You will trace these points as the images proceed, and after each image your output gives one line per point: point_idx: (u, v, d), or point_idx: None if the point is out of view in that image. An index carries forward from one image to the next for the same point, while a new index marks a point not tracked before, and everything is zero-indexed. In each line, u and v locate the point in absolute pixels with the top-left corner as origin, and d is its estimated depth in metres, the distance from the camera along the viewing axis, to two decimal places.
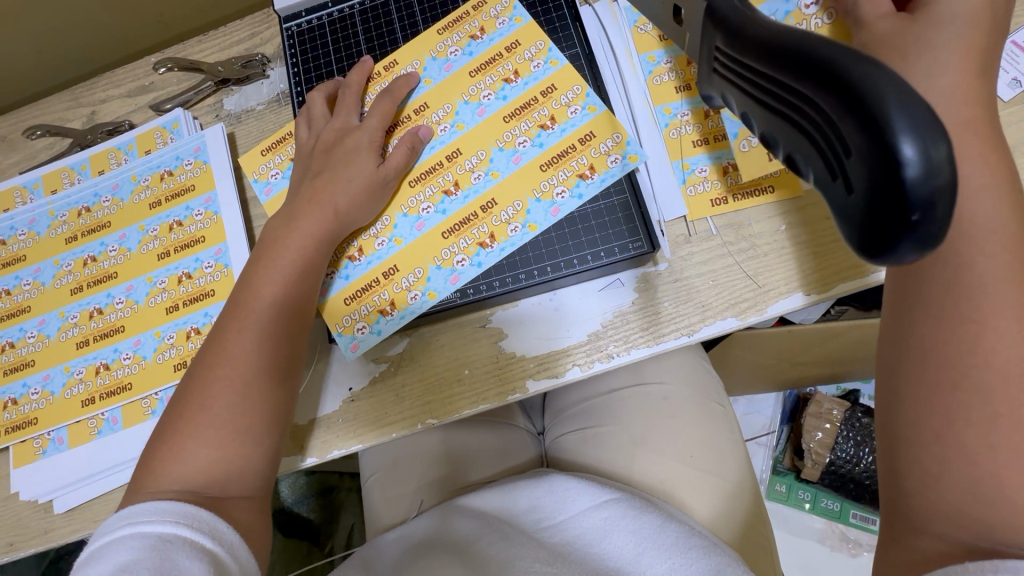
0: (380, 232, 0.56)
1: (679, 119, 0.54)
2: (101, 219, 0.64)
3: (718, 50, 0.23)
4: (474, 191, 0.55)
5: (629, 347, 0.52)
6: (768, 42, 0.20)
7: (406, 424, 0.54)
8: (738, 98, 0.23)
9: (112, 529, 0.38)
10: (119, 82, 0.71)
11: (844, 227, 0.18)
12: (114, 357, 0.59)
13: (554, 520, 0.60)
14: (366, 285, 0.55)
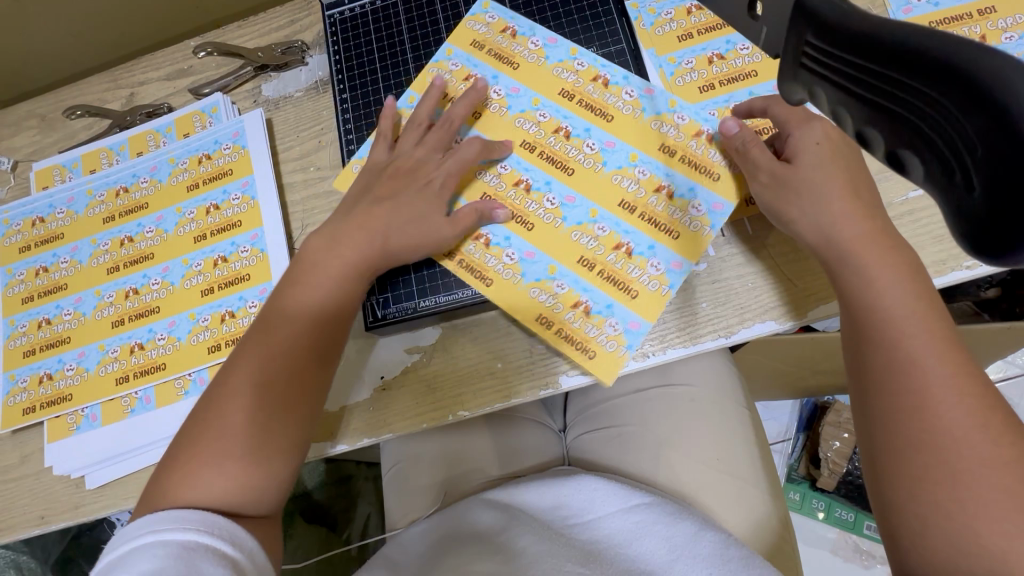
0: (615, 215, 0.54)
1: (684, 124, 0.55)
2: (139, 200, 0.64)
3: (806, 46, 0.23)
4: (601, 131, 0.56)
5: (665, 347, 0.52)
6: (873, 37, 0.20)
7: (436, 415, 0.54)
8: (828, 94, 0.22)
9: (132, 536, 0.38)
10: (158, 65, 0.71)
11: (962, 226, 0.18)
12: (148, 337, 0.60)
13: (582, 519, 0.61)
14: (675, 208, 0.53)
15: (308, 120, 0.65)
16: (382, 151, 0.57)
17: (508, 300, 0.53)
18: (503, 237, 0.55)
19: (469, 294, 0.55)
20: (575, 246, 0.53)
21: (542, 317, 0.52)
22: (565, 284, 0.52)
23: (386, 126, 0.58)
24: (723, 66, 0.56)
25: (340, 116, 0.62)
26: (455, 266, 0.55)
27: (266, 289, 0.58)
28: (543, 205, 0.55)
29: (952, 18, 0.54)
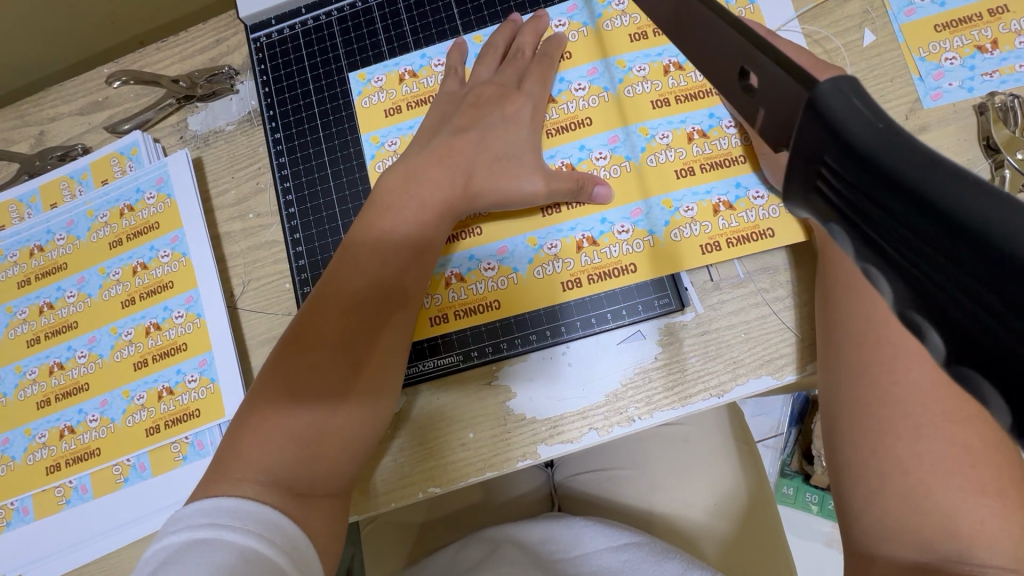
0: (643, 82, 0.50)
1: (658, 142, 0.49)
2: (56, 260, 0.57)
3: (823, 169, 0.17)
4: (581, 72, 0.51)
5: (652, 409, 0.47)
6: (929, 198, 0.14)
7: (403, 494, 0.48)
8: (864, 246, 0.16)
9: (193, 527, 0.35)
10: (68, 97, 0.63)
11: None
12: (79, 420, 0.53)
13: (569, 555, 0.56)
14: (687, 91, 0.49)
15: (243, 158, 0.57)
16: (455, 87, 0.51)
17: (689, 260, 0.47)
18: (570, 229, 0.49)
19: (431, 365, 0.49)
20: (665, 168, 0.48)
21: (708, 251, 0.47)
22: (690, 204, 0.47)
23: (455, 62, 0.52)
24: (681, 79, 0.49)
25: (273, 158, 0.55)
26: (561, 294, 0.48)
27: (206, 360, 0.52)
28: (600, 168, 0.49)
29: (960, 19, 0.48)
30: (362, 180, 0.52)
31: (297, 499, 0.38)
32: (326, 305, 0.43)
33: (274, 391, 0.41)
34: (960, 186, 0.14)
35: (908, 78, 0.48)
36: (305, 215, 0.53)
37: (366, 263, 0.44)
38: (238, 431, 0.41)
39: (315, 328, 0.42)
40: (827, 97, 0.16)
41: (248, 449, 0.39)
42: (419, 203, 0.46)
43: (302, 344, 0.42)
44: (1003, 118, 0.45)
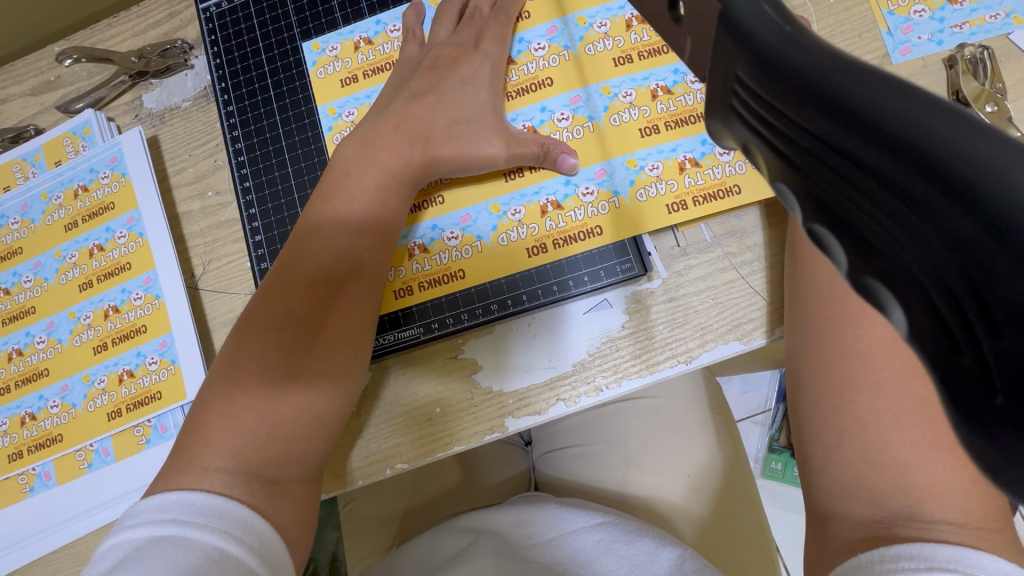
0: (604, 40, 0.48)
1: (622, 101, 0.47)
2: (11, 244, 0.55)
3: (736, 83, 0.16)
4: (540, 32, 0.49)
5: (619, 378, 0.46)
6: (841, 102, 0.13)
7: (368, 471, 0.47)
8: (777, 164, 0.16)
9: (155, 522, 0.34)
10: (19, 77, 0.61)
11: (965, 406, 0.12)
12: (40, 406, 0.52)
13: (544, 537, 0.55)
14: (648, 48, 0.48)
15: (200, 134, 0.56)
16: (414, 51, 0.49)
17: (656, 221, 0.46)
18: (534, 193, 0.47)
19: (392, 338, 0.48)
20: (629, 127, 0.47)
21: (674, 210, 0.46)
22: (656, 162, 0.46)
23: (411, 23, 0.50)
24: (643, 32, 0.48)
25: (227, 132, 0.53)
26: (527, 260, 0.47)
27: (167, 341, 0.51)
28: (562, 129, 0.48)
29: None
30: (318, 152, 0.51)
31: (264, 487, 0.38)
32: (284, 280, 0.42)
33: (234, 367, 0.40)
34: (870, 85, 0.13)
35: (876, 32, 0.47)
36: (261, 189, 0.51)
37: (322, 236, 0.43)
38: (200, 408, 0.40)
39: (275, 301, 0.41)
40: (740, 8, 0.16)
41: (210, 428, 0.38)
42: (375, 173, 0.44)
43: (262, 318, 0.41)
44: (972, 70, 0.44)
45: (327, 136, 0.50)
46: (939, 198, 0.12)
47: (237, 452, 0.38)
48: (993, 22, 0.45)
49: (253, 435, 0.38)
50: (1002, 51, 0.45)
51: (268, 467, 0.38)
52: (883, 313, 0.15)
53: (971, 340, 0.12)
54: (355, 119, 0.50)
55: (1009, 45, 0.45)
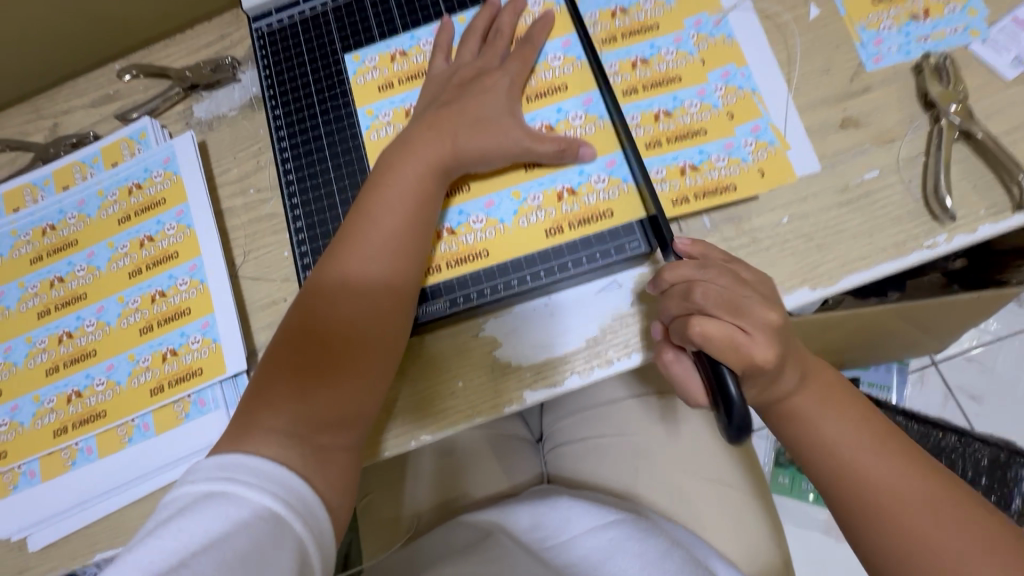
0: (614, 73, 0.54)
1: (628, 122, 0.53)
2: (67, 237, 0.60)
3: None
4: (554, 46, 0.55)
5: (630, 351, 0.50)
6: None
7: (396, 441, 0.51)
8: None
9: (212, 479, 0.37)
10: (82, 92, 0.67)
11: None
12: (86, 384, 0.56)
13: (557, 540, 0.57)
14: (653, 83, 0.53)
15: (245, 139, 0.62)
16: (442, 66, 0.56)
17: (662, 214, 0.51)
18: (551, 180, 0.52)
19: (420, 312, 0.51)
20: (636, 142, 0.52)
21: (677, 204, 0.50)
22: (659, 168, 0.51)
23: (442, 42, 0.56)
24: (647, 71, 0.54)
25: (274, 133, 0.59)
26: (545, 240, 0.51)
27: (209, 322, 0.55)
28: (576, 127, 0.53)
29: None
30: (356, 150, 0.56)
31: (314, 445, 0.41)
32: (335, 277, 0.46)
33: (293, 350, 0.44)
34: None
35: (851, 45, 0.53)
36: (303, 182, 0.57)
37: (370, 223, 0.47)
38: (263, 373, 0.44)
39: (329, 291, 0.46)
40: None
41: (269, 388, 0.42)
42: (413, 163, 0.49)
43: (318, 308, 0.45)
44: (936, 76, 0.50)
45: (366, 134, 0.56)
46: None
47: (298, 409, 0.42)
48: (953, 35, 0.51)
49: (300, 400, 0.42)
50: (963, 60, 0.51)
51: (320, 429, 0.42)
52: None
53: None
54: (392, 116, 0.56)
55: (968, 55, 0.51)
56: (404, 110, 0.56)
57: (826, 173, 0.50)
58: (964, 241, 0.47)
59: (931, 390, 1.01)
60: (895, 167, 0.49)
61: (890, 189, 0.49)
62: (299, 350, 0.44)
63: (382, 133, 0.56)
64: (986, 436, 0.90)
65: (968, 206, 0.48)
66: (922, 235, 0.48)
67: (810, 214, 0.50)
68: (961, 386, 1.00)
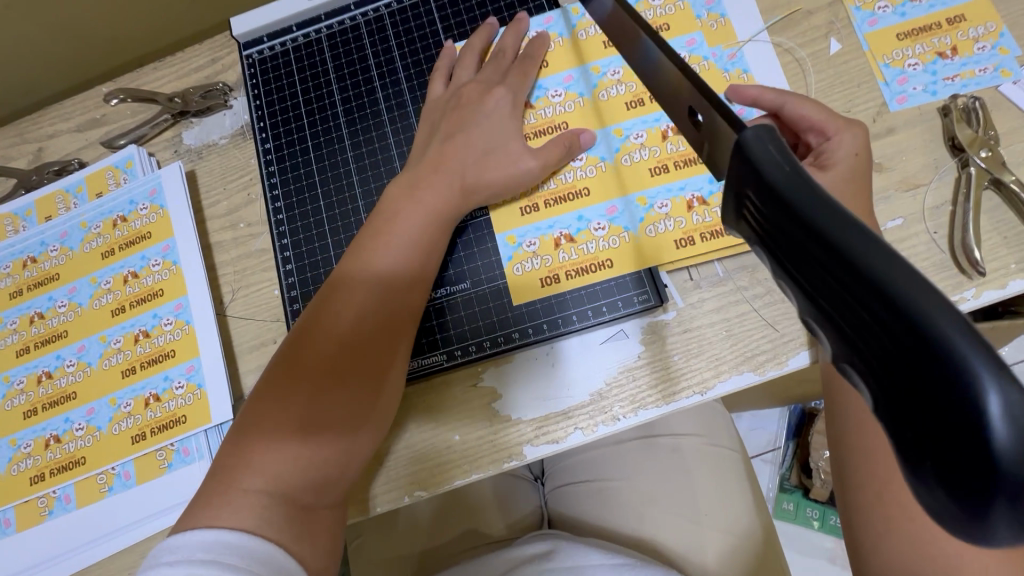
0: (621, 91, 0.51)
1: (632, 142, 0.50)
2: (49, 270, 0.58)
3: (745, 199, 0.21)
4: (551, 80, 0.53)
5: (636, 408, 0.47)
6: (815, 224, 0.18)
7: (390, 496, 0.48)
8: (770, 260, 0.20)
9: (193, 562, 0.33)
10: (67, 115, 0.65)
11: (902, 464, 0.16)
12: (65, 429, 0.53)
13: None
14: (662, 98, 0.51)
15: (235, 170, 0.59)
16: (441, 90, 0.54)
17: (667, 253, 0.48)
18: (548, 226, 0.50)
19: (416, 364, 0.49)
20: (640, 166, 0.50)
21: (682, 245, 0.48)
22: (665, 201, 0.49)
23: (443, 65, 0.55)
24: None
25: (264, 167, 0.56)
26: (541, 289, 0.49)
27: (194, 366, 0.52)
28: (576, 168, 0.51)
29: (921, 28, 0.50)
30: (350, 187, 0.54)
31: (301, 515, 0.38)
32: (350, 292, 0.43)
33: (298, 367, 0.41)
34: (817, 202, 0.18)
35: (873, 83, 0.50)
36: (293, 222, 0.54)
37: (377, 263, 0.44)
38: (257, 424, 0.40)
39: (337, 308, 0.43)
40: (750, 141, 0.20)
41: (247, 451, 0.39)
42: (410, 202, 0.47)
43: (329, 322, 0.42)
44: (966, 119, 0.47)
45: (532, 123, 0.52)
46: (874, 299, 0.16)
47: (279, 471, 0.38)
48: (983, 75, 0.49)
49: (297, 441, 0.39)
50: (993, 101, 0.48)
51: (305, 492, 0.39)
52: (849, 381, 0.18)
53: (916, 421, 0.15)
54: (546, 118, 0.52)
55: (998, 96, 0.48)
56: (577, 100, 0.52)
57: None
58: (993, 297, 0.44)
59: None
60: (920, 216, 0.47)
61: (915, 239, 0.46)
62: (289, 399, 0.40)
63: (557, 117, 0.52)
64: None
65: (999, 258, 0.45)
66: (950, 288, 0.45)
67: None
68: None
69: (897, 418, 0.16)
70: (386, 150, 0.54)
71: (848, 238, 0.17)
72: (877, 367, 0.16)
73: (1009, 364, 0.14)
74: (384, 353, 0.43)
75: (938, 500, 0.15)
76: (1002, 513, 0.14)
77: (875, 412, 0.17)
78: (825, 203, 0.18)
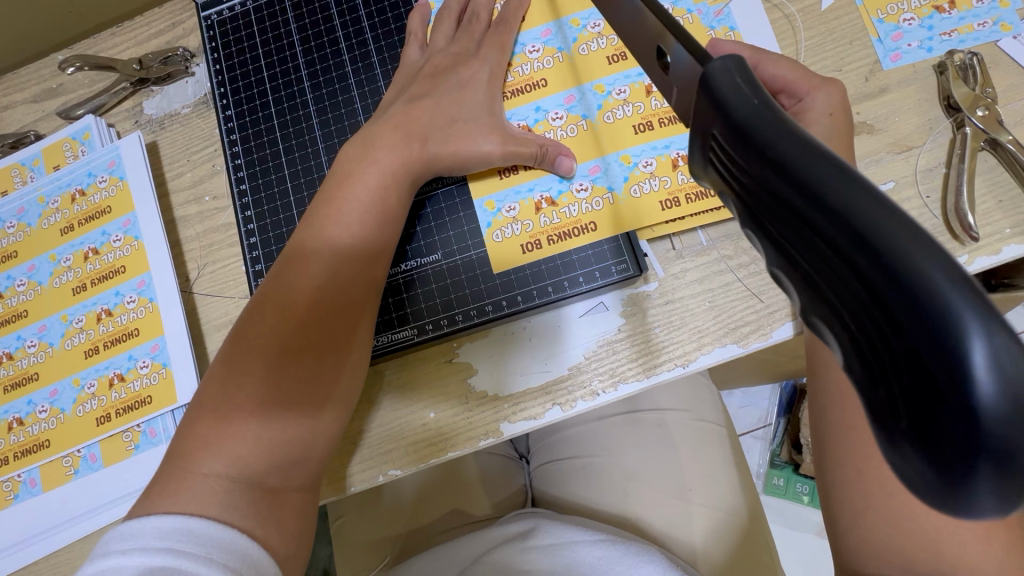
0: (602, 47, 0.49)
1: (615, 99, 0.48)
2: (6, 248, 0.55)
3: (713, 141, 0.18)
4: (530, 35, 0.50)
5: (616, 382, 0.45)
6: (785, 165, 0.16)
7: (364, 476, 0.46)
8: (740, 209, 0.18)
9: (149, 551, 0.31)
10: (22, 85, 0.61)
11: (878, 430, 0.15)
12: (28, 411, 0.51)
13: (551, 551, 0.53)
14: None
15: (199, 140, 0.56)
16: (416, 54, 0.50)
17: (652, 216, 0.46)
18: (529, 190, 0.48)
19: (385, 340, 0.47)
20: (623, 123, 0.47)
21: (668, 206, 0.46)
22: (649, 158, 0.46)
23: (417, 26, 0.51)
24: None
25: (224, 136, 0.53)
26: (523, 256, 0.47)
27: (159, 345, 0.50)
28: (556, 128, 0.48)
29: None
30: (315, 156, 0.51)
31: (263, 495, 0.37)
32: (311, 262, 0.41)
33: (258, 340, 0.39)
34: (789, 139, 0.16)
35: (866, 40, 0.47)
36: (257, 192, 0.51)
37: (340, 235, 0.42)
38: (209, 402, 0.38)
39: (295, 281, 0.41)
40: (719, 75, 0.18)
41: (208, 431, 0.37)
42: (377, 170, 0.44)
43: (286, 298, 0.40)
44: (962, 76, 0.45)
45: (509, 82, 0.49)
46: (849, 247, 0.14)
47: (240, 452, 0.37)
48: (981, 29, 0.46)
49: (255, 420, 0.37)
50: (991, 57, 0.45)
51: (267, 472, 0.37)
52: (823, 341, 0.17)
53: (894, 385, 0.14)
54: (525, 74, 0.49)
55: (996, 52, 0.46)
56: (556, 55, 0.49)
57: None
58: (986, 263, 0.43)
59: None
60: (913, 179, 0.44)
61: (907, 204, 0.44)
62: (246, 376, 0.38)
63: (534, 73, 0.49)
64: None
65: (993, 223, 0.43)
66: None
67: None
68: None
69: (872, 381, 0.14)
70: (353, 117, 0.52)
71: (827, 182, 0.15)
72: (855, 327, 0.14)
73: (1001, 312, 0.13)
74: (344, 327, 0.41)
75: (917, 473, 0.14)
76: (989, 485, 0.13)
77: (851, 375, 0.16)
78: (798, 138, 0.16)
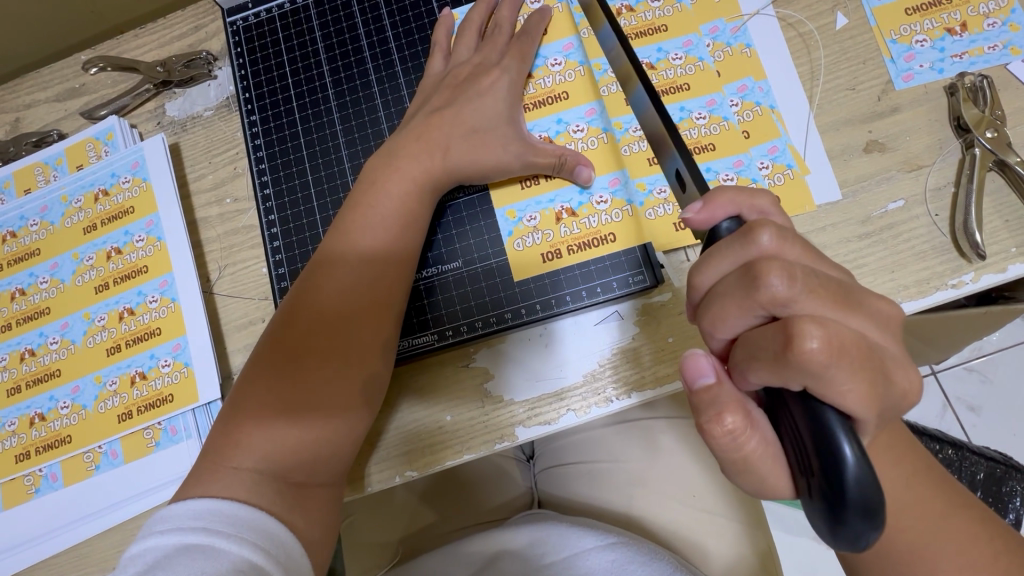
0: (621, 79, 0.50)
1: (632, 133, 0.49)
2: (30, 245, 0.56)
3: None
4: (553, 49, 0.51)
5: (630, 390, 0.46)
6: None
7: (382, 477, 0.47)
8: None
9: (184, 530, 0.33)
10: (45, 84, 0.62)
11: None
12: (50, 407, 0.52)
13: (561, 558, 0.54)
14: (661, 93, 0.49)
15: (221, 143, 0.57)
16: (439, 64, 0.52)
17: (666, 237, 0.47)
18: (549, 200, 0.49)
19: (407, 345, 0.48)
20: (639, 155, 0.48)
21: (681, 228, 0.47)
22: (664, 185, 0.48)
23: (441, 39, 0.52)
24: (653, 77, 0.49)
25: (249, 140, 0.54)
26: (542, 265, 0.48)
27: (181, 344, 0.51)
28: (576, 140, 0.49)
29: (929, 3, 0.49)
30: (338, 163, 0.52)
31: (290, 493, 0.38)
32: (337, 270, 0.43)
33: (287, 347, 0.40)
34: None
35: (879, 60, 0.49)
36: (281, 196, 0.52)
37: (366, 241, 0.43)
38: (239, 402, 0.39)
39: (322, 290, 0.42)
40: None
41: (240, 432, 0.38)
42: (400, 178, 0.45)
43: (316, 300, 0.42)
44: (972, 98, 0.46)
45: (530, 95, 0.50)
46: None
47: (268, 448, 0.38)
48: (991, 53, 0.47)
49: (283, 421, 0.38)
50: (1000, 80, 0.47)
51: (293, 469, 0.38)
52: None
53: None
54: (547, 87, 0.50)
55: (1006, 75, 0.47)
56: (577, 70, 0.50)
57: (848, 202, 0.46)
58: (992, 280, 0.44)
59: (931, 400, 0.94)
60: (922, 197, 0.46)
61: (917, 221, 0.45)
62: (276, 379, 0.39)
63: (554, 86, 0.50)
64: (980, 449, 0.82)
65: (999, 241, 0.44)
66: (948, 272, 0.44)
67: (829, 244, 0.46)
68: (961, 397, 0.94)
69: None
70: (377, 124, 0.53)
71: None
72: None
73: None
74: (368, 334, 0.42)
75: None
76: None
77: None
78: None
